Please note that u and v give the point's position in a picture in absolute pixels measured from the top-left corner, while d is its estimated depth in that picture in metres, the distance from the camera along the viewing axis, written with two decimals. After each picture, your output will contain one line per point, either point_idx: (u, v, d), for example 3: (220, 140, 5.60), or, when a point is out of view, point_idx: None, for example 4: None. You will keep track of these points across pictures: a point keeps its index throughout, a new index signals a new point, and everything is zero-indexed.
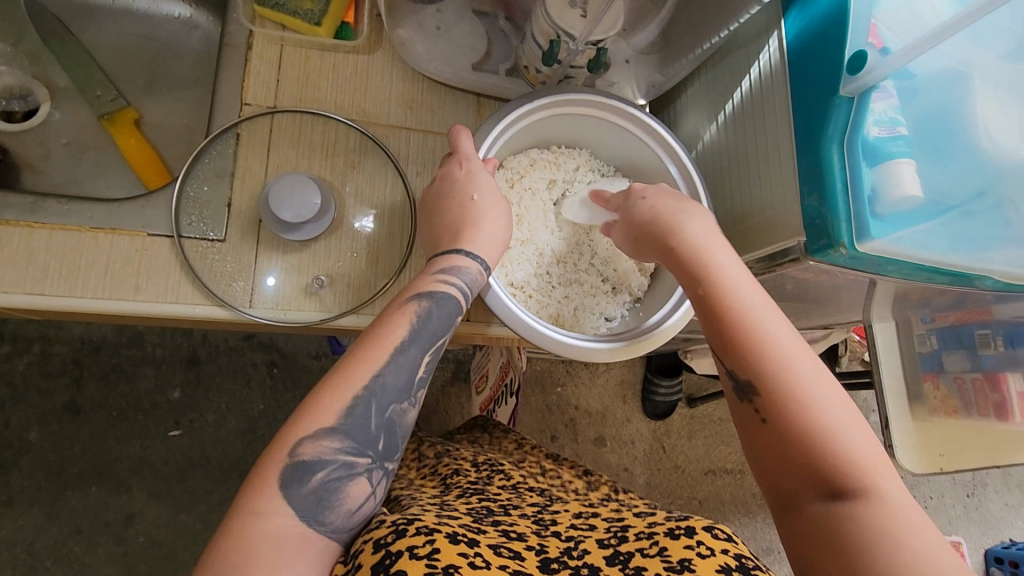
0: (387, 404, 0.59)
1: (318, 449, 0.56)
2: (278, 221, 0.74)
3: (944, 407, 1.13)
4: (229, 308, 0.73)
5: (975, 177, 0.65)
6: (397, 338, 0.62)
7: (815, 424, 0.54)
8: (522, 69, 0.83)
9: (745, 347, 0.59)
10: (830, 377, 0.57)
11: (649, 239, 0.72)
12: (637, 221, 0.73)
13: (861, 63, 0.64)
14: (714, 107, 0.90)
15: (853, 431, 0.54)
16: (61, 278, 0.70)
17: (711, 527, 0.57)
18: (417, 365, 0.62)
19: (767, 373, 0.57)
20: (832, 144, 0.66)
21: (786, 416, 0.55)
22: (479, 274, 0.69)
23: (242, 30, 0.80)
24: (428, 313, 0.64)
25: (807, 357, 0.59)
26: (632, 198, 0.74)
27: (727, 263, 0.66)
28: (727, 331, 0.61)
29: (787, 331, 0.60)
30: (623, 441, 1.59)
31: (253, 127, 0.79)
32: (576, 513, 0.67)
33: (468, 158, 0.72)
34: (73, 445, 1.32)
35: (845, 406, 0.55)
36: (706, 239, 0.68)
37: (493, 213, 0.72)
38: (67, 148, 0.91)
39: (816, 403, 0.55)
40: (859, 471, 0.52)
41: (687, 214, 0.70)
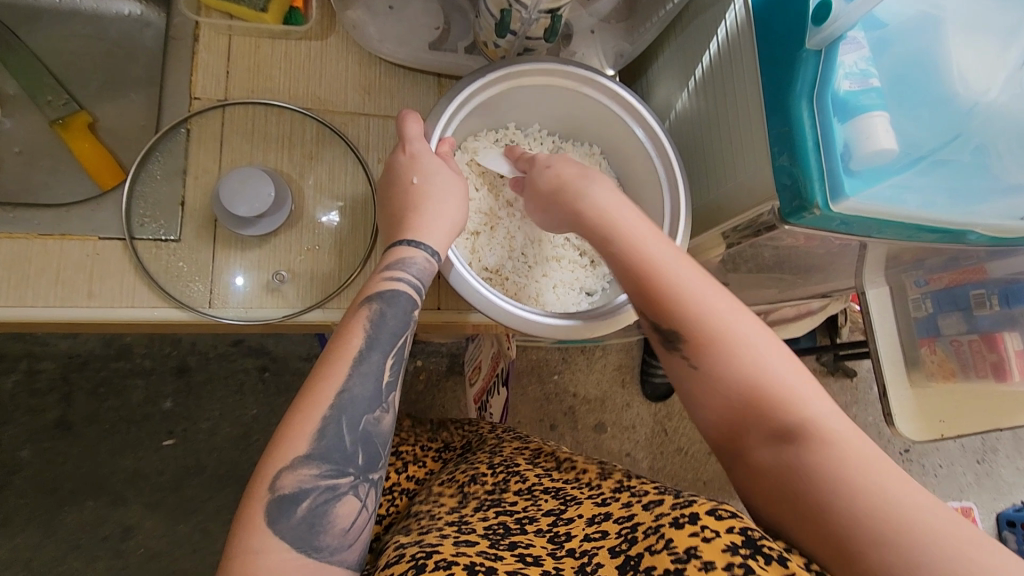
0: (359, 416, 0.57)
1: (297, 479, 0.53)
2: (232, 217, 0.71)
3: (942, 371, 1.10)
4: (188, 310, 0.71)
5: (953, 125, 0.62)
6: (354, 347, 0.59)
7: (742, 367, 0.54)
8: (480, 46, 0.80)
9: (666, 305, 0.58)
10: (744, 316, 0.57)
11: (557, 213, 0.68)
12: (545, 189, 0.69)
13: (826, 12, 0.60)
14: (684, 74, 0.87)
15: (780, 371, 0.54)
16: (11, 289, 0.67)
17: (715, 509, 0.52)
18: (381, 370, 0.59)
19: (692, 329, 0.57)
20: (801, 100, 0.63)
21: (715, 362, 0.55)
22: (427, 262, 0.66)
23: (187, 22, 0.77)
24: (382, 315, 0.61)
25: (725, 300, 0.58)
26: (537, 168, 0.71)
27: (637, 223, 0.64)
28: (642, 292, 0.60)
29: (706, 282, 0.59)
30: (624, 426, 1.56)
31: (204, 122, 0.76)
32: (590, 516, 0.63)
33: (418, 143, 0.69)
34: (68, 461, 1.31)
35: (764, 343, 0.55)
36: (611, 202, 0.65)
37: (441, 195, 0.68)
38: (20, 156, 0.88)
39: (736, 346, 0.55)
40: (792, 407, 0.52)
41: (591, 177, 0.68)
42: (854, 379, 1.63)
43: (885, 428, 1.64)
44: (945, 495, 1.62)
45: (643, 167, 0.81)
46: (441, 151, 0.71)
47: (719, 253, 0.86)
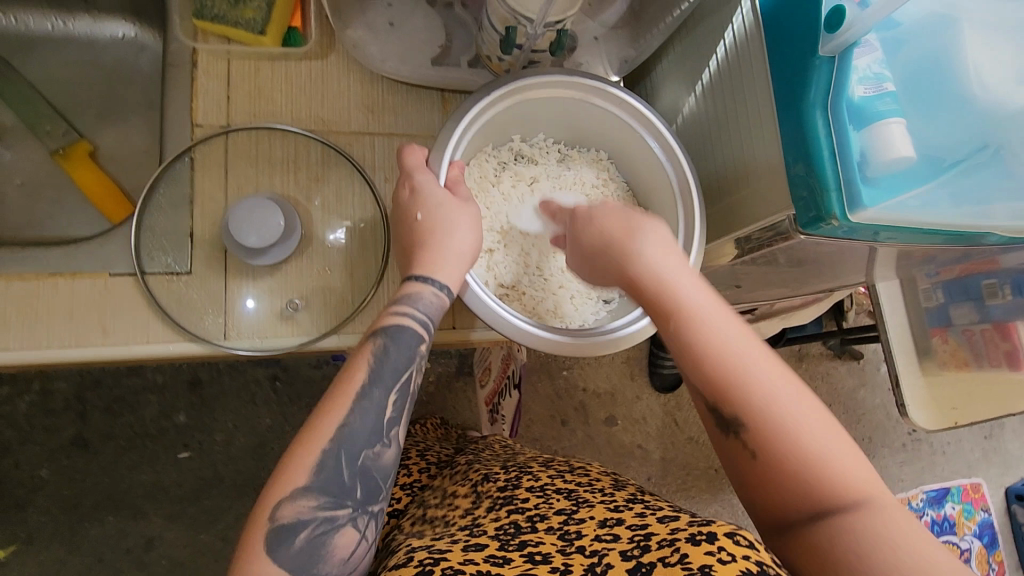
0: (358, 451, 0.56)
1: (296, 509, 0.53)
2: (242, 248, 0.70)
3: (954, 360, 1.11)
4: (202, 343, 0.71)
5: (970, 130, 0.61)
6: (358, 382, 0.58)
7: (801, 447, 0.51)
8: (484, 59, 0.78)
9: (720, 377, 0.55)
10: (798, 392, 0.54)
11: (605, 270, 0.67)
12: (591, 245, 0.68)
13: (839, 20, 0.59)
14: (690, 76, 0.85)
15: (834, 452, 0.51)
16: (24, 329, 0.66)
17: (734, 533, 0.51)
18: (384, 406, 0.58)
19: (740, 396, 0.54)
20: (815, 109, 0.62)
21: (771, 441, 0.52)
22: (435, 297, 0.65)
23: (184, 48, 0.75)
24: (385, 351, 0.60)
25: (783, 375, 0.55)
26: (582, 220, 0.70)
27: (692, 287, 0.61)
28: (695, 361, 0.57)
29: (760, 350, 0.57)
30: (635, 419, 1.57)
31: (208, 150, 0.75)
32: (601, 518, 0.61)
33: (423, 172, 0.69)
34: (86, 478, 1.31)
35: (820, 423, 0.52)
36: (664, 264, 0.63)
37: (449, 224, 0.67)
38: (22, 189, 0.88)
39: (789, 422, 0.52)
40: (852, 496, 0.49)
41: (642, 235, 0.65)
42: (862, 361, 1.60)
43: (894, 407, 1.61)
44: (954, 471, 1.62)
45: (654, 175, 0.80)
46: (449, 172, 0.70)
47: (729, 262, 0.86)
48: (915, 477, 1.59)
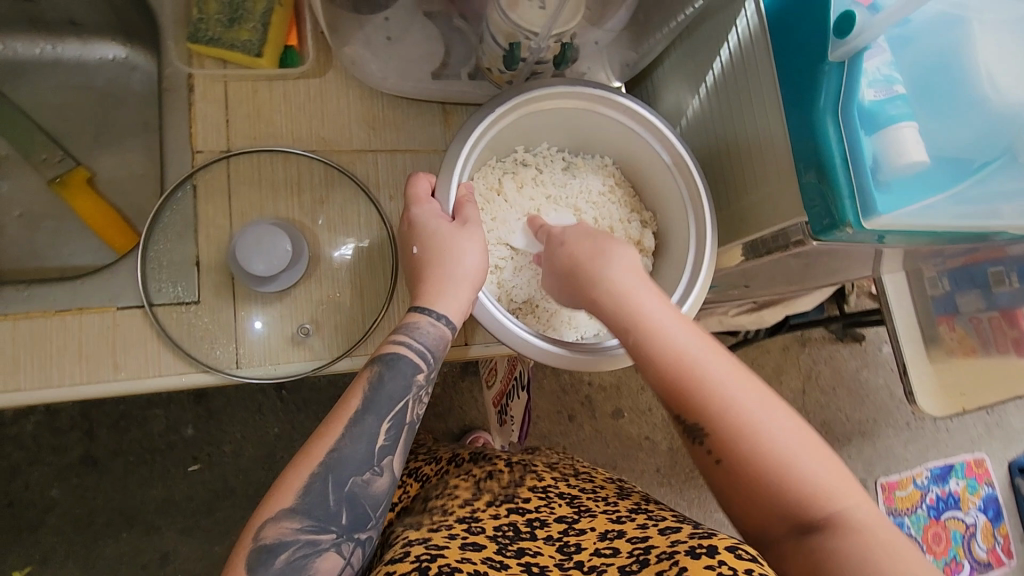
0: (346, 477, 0.57)
1: (280, 531, 0.55)
2: (250, 275, 0.70)
3: (962, 348, 1.10)
4: (214, 373, 0.70)
5: (986, 130, 0.60)
6: (352, 408, 0.59)
7: (767, 458, 0.52)
8: (485, 71, 0.77)
9: (686, 394, 0.56)
10: (767, 399, 0.55)
11: (572, 290, 0.65)
12: (561, 267, 0.66)
13: (849, 25, 0.59)
14: (694, 77, 0.84)
15: (807, 459, 0.52)
16: (35, 369, 0.66)
17: (735, 547, 0.51)
18: (376, 433, 0.59)
19: (714, 414, 0.54)
20: (826, 116, 0.62)
21: (739, 454, 0.52)
22: (434, 327, 0.64)
23: (179, 72, 0.74)
24: (380, 378, 0.61)
25: (749, 387, 0.56)
26: (552, 245, 0.69)
27: (658, 307, 0.61)
28: (661, 381, 0.57)
29: (727, 364, 0.57)
30: (641, 410, 1.52)
31: (209, 176, 0.74)
32: (602, 530, 0.62)
33: (429, 203, 0.67)
34: (97, 496, 1.29)
35: (792, 432, 0.53)
36: (630, 283, 0.62)
37: (441, 256, 0.66)
38: (22, 220, 0.87)
39: (762, 435, 0.52)
40: (818, 500, 0.50)
41: (607, 255, 0.64)
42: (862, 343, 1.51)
43: (898, 387, 1.54)
44: (958, 447, 1.55)
45: (663, 180, 0.79)
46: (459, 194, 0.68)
47: (735, 264, 0.84)
48: (920, 456, 1.53)
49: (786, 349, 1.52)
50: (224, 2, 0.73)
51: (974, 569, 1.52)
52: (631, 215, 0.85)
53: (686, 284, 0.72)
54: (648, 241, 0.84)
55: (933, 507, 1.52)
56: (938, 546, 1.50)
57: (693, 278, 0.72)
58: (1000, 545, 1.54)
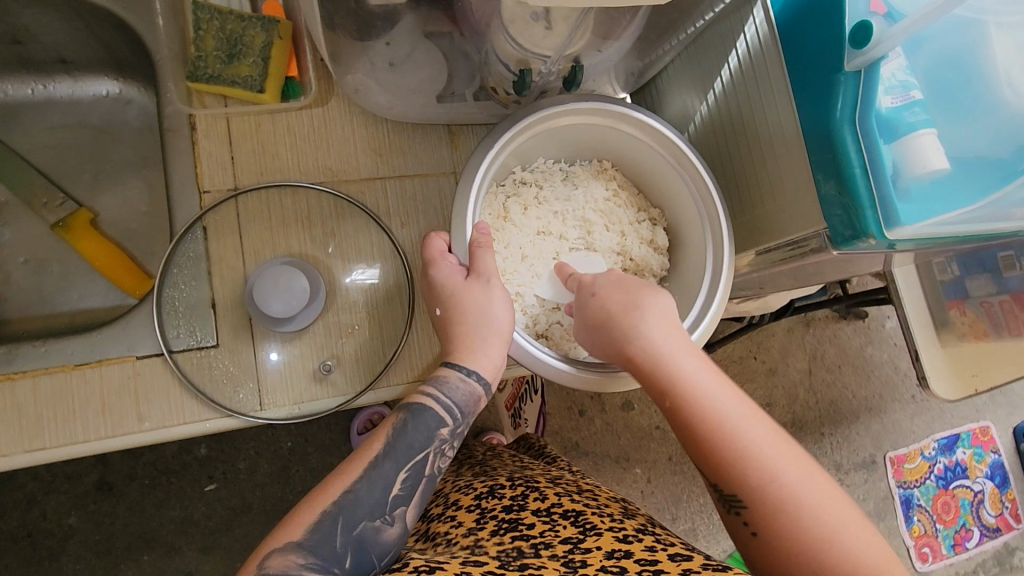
0: (357, 520, 0.55)
1: (285, 564, 0.51)
2: (267, 316, 0.70)
3: (973, 332, 0.97)
4: (238, 417, 0.71)
5: (1004, 133, 0.59)
6: (375, 450, 0.59)
7: (807, 533, 0.52)
8: (490, 91, 0.74)
9: (723, 463, 0.56)
10: (807, 473, 0.55)
11: (607, 347, 0.65)
12: (591, 322, 0.66)
13: (866, 35, 0.58)
14: (703, 80, 0.82)
15: (846, 535, 0.51)
16: (59, 425, 0.67)
17: None
18: (392, 482, 0.58)
19: (750, 487, 0.55)
20: (844, 126, 0.61)
21: (779, 527, 0.53)
22: (462, 381, 0.64)
23: (180, 112, 0.73)
24: (404, 426, 0.60)
25: (788, 455, 0.56)
26: (582, 294, 0.67)
27: (697, 369, 0.61)
28: (699, 449, 0.58)
29: (766, 433, 0.57)
30: (650, 399, 1.28)
31: (219, 217, 0.73)
32: (608, 548, 0.55)
33: (445, 260, 0.68)
34: (116, 521, 1.16)
35: (829, 506, 0.53)
36: (669, 344, 0.62)
37: (465, 309, 0.66)
38: (27, 265, 0.86)
39: (799, 509, 0.53)
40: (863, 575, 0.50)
41: (643, 312, 0.63)
42: (864, 320, 1.36)
43: (904, 360, 1.38)
44: (960, 416, 1.40)
45: (674, 187, 0.78)
46: (475, 239, 0.66)
47: (746, 267, 0.84)
48: (927, 427, 1.38)
49: (790, 332, 1.36)
50: (222, 38, 0.73)
51: (984, 536, 1.38)
52: (639, 216, 0.84)
53: (705, 294, 0.71)
54: (660, 239, 0.83)
55: (941, 477, 1.39)
56: (947, 515, 1.37)
57: (712, 287, 0.71)
58: (1008, 510, 1.41)
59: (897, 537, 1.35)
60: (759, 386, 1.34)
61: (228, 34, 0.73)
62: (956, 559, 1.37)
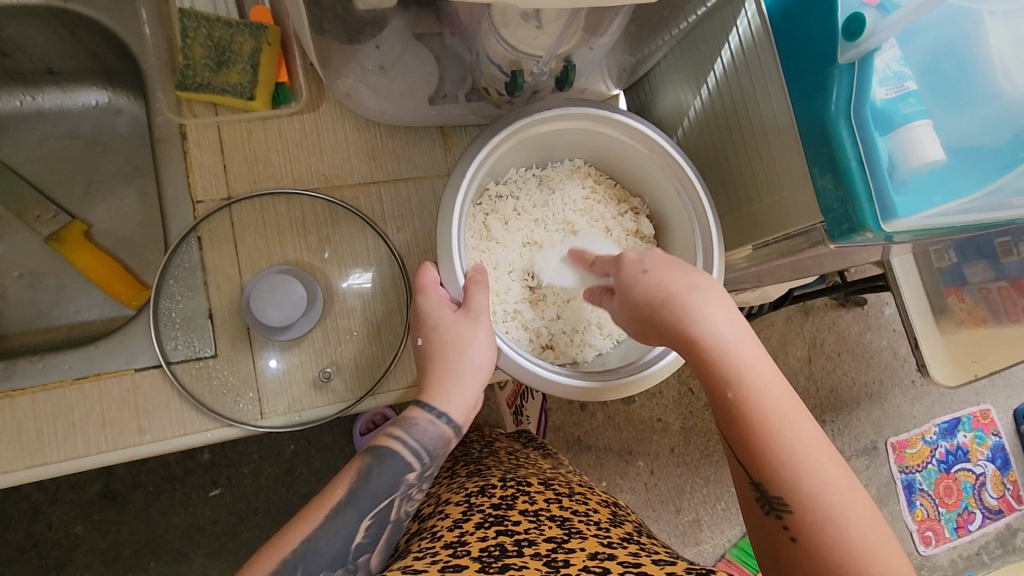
0: (317, 568, 0.55)
1: None
2: (265, 326, 0.70)
3: (972, 318, 0.96)
4: (240, 427, 0.70)
5: (999, 124, 0.59)
6: (336, 497, 0.59)
7: (852, 551, 0.47)
8: (483, 92, 0.74)
9: (771, 462, 0.51)
10: (858, 493, 0.51)
11: (657, 329, 0.58)
12: (642, 303, 0.58)
13: (859, 27, 0.58)
14: (696, 74, 0.82)
15: (895, 567, 0.47)
16: (59, 441, 0.67)
17: None
18: (354, 531, 0.58)
19: (800, 493, 0.50)
20: (839, 119, 0.60)
21: (821, 539, 0.48)
22: (432, 426, 0.64)
23: (170, 122, 0.72)
24: (368, 472, 0.60)
25: (838, 468, 0.51)
26: (629, 272, 0.60)
27: (754, 359, 0.55)
28: (750, 444, 0.53)
29: (822, 443, 0.52)
30: (651, 392, 1.28)
31: (213, 227, 0.72)
32: (591, 550, 0.54)
33: (436, 291, 0.68)
34: (121, 529, 1.16)
35: (880, 534, 0.48)
36: (731, 332, 0.56)
37: (442, 348, 0.66)
38: (22, 280, 0.85)
39: (852, 529, 0.48)
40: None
41: (704, 297, 0.57)
42: (863, 307, 1.36)
43: (904, 346, 1.38)
44: (961, 400, 1.41)
45: (660, 184, 0.77)
46: (470, 276, 0.66)
47: (743, 258, 0.84)
48: (928, 412, 1.39)
49: (789, 321, 1.36)
50: (210, 45, 0.72)
51: (987, 518, 1.39)
52: (621, 208, 0.83)
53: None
54: (646, 228, 0.82)
55: (943, 460, 1.39)
56: (949, 499, 1.38)
57: None
58: (1010, 492, 1.41)
59: (900, 522, 1.36)
60: None
61: (216, 40, 0.73)
62: (959, 542, 1.38)
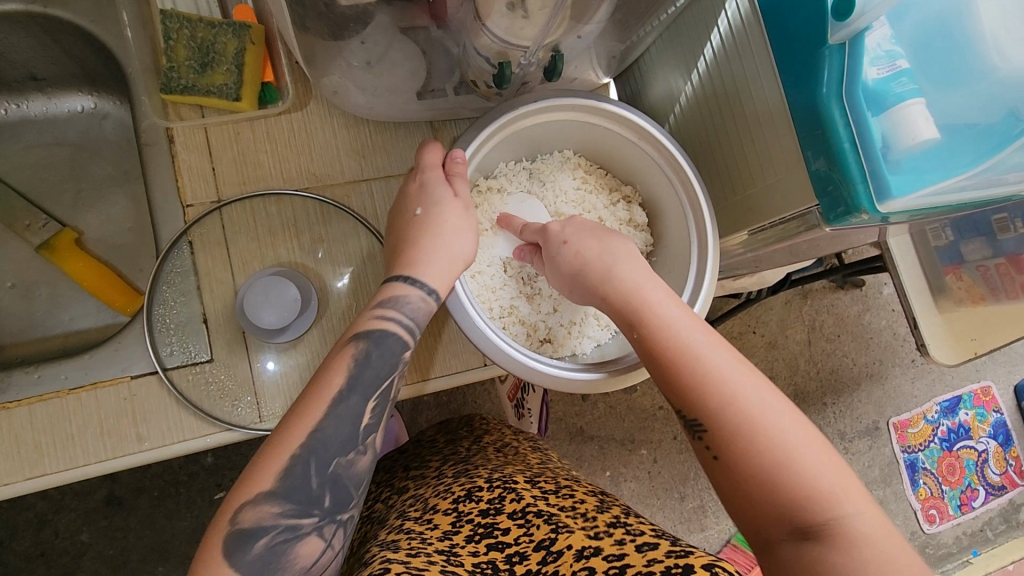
0: (329, 458, 0.53)
1: (259, 515, 0.50)
2: (260, 329, 0.70)
3: (971, 296, 0.94)
4: (239, 431, 0.70)
5: (995, 99, 0.58)
6: (335, 387, 0.55)
7: (764, 454, 0.48)
8: (471, 85, 0.72)
9: (683, 385, 0.54)
10: (771, 396, 0.52)
11: (583, 292, 0.66)
12: (566, 270, 0.67)
13: (848, 7, 0.56)
14: (686, 60, 0.81)
15: (808, 457, 0.48)
16: (58, 451, 0.66)
17: (712, 565, 0.49)
18: (361, 413, 0.55)
19: (711, 408, 0.52)
20: (832, 101, 0.60)
21: (737, 447, 0.49)
22: (423, 301, 0.62)
23: (157, 126, 0.72)
24: (367, 355, 0.57)
25: (751, 380, 0.53)
26: (553, 246, 0.68)
27: (662, 300, 0.60)
28: (664, 375, 0.55)
29: (731, 358, 0.54)
30: (652, 380, 1.28)
31: (204, 231, 0.72)
32: (578, 548, 0.55)
33: (432, 172, 0.68)
34: (128, 534, 1.16)
35: (792, 428, 0.49)
36: (640, 280, 0.62)
37: (441, 227, 0.66)
38: (15, 291, 0.85)
39: (761, 428, 0.49)
40: (819, 501, 0.46)
41: (615, 256, 0.65)
42: (861, 289, 1.35)
43: (903, 326, 1.38)
44: (961, 378, 1.41)
45: (653, 174, 0.77)
46: (452, 169, 0.67)
47: (738, 244, 0.84)
48: (929, 390, 1.39)
49: (788, 305, 1.36)
50: (194, 47, 0.71)
51: (990, 494, 1.40)
52: (613, 197, 0.83)
53: (697, 267, 0.71)
54: (639, 217, 0.82)
55: (944, 439, 1.39)
56: (952, 477, 1.38)
57: (699, 275, 0.71)
58: (1012, 467, 1.42)
59: (903, 502, 1.36)
60: (759, 360, 1.34)
61: (199, 42, 0.71)
62: (963, 519, 1.38)
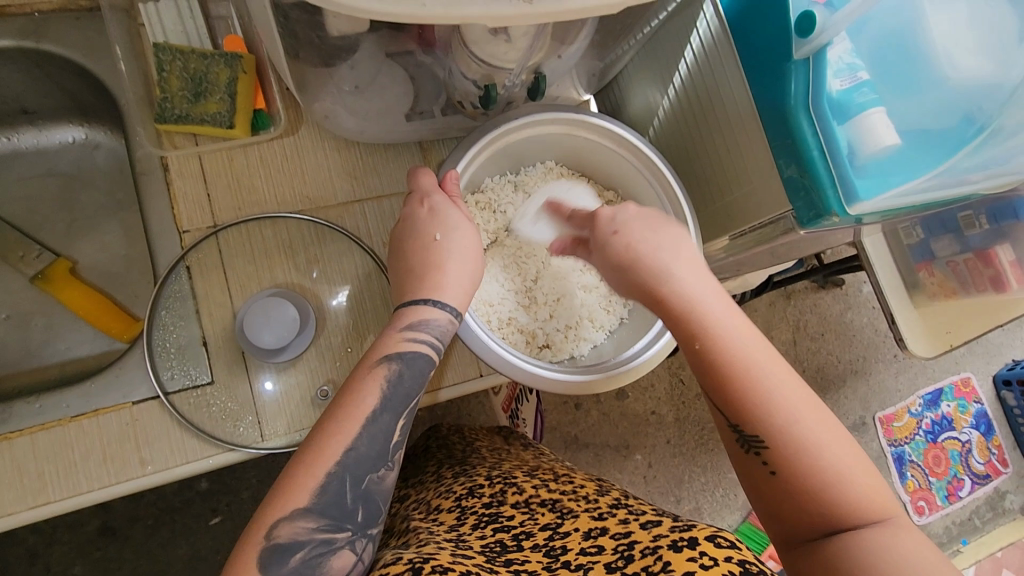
0: (362, 474, 0.54)
1: (294, 530, 0.51)
2: (259, 349, 0.71)
3: (943, 292, 0.98)
4: (242, 450, 0.71)
5: (949, 106, 0.62)
6: (369, 406, 0.57)
7: (821, 471, 0.50)
8: (458, 106, 0.75)
9: (737, 394, 0.54)
10: (826, 417, 0.53)
11: (632, 288, 0.63)
12: (616, 260, 0.64)
13: (810, 24, 0.61)
14: (661, 76, 0.85)
15: (857, 475, 0.50)
16: (62, 479, 0.67)
17: (714, 535, 0.49)
18: (392, 430, 0.57)
19: (771, 425, 0.53)
20: (799, 112, 0.63)
21: (790, 460, 0.51)
22: (449, 322, 0.63)
23: (152, 155, 0.74)
24: (399, 376, 0.59)
25: (807, 401, 0.54)
26: (602, 233, 0.66)
27: (722, 311, 0.59)
28: (722, 390, 0.55)
29: (790, 378, 0.55)
30: (643, 386, 1.31)
31: (201, 255, 0.73)
32: (586, 529, 0.55)
33: (429, 198, 0.68)
34: (124, 565, 1.15)
35: (843, 447, 0.52)
36: (697, 288, 0.61)
37: (461, 251, 0.66)
38: (8, 322, 0.85)
39: (818, 446, 0.51)
40: (862, 510, 0.49)
41: (670, 258, 0.62)
42: (841, 288, 1.40)
43: (883, 322, 1.42)
44: (942, 371, 1.45)
45: (637, 183, 0.80)
46: (450, 190, 0.70)
47: (717, 249, 0.87)
48: (911, 384, 1.43)
49: (772, 306, 1.39)
50: (186, 78, 0.73)
51: (975, 483, 1.44)
52: None
53: None
54: None
55: (929, 431, 1.44)
56: (938, 468, 1.43)
57: None
58: (995, 456, 1.46)
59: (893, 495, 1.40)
60: None
61: (191, 73, 0.74)
62: (951, 509, 1.42)
